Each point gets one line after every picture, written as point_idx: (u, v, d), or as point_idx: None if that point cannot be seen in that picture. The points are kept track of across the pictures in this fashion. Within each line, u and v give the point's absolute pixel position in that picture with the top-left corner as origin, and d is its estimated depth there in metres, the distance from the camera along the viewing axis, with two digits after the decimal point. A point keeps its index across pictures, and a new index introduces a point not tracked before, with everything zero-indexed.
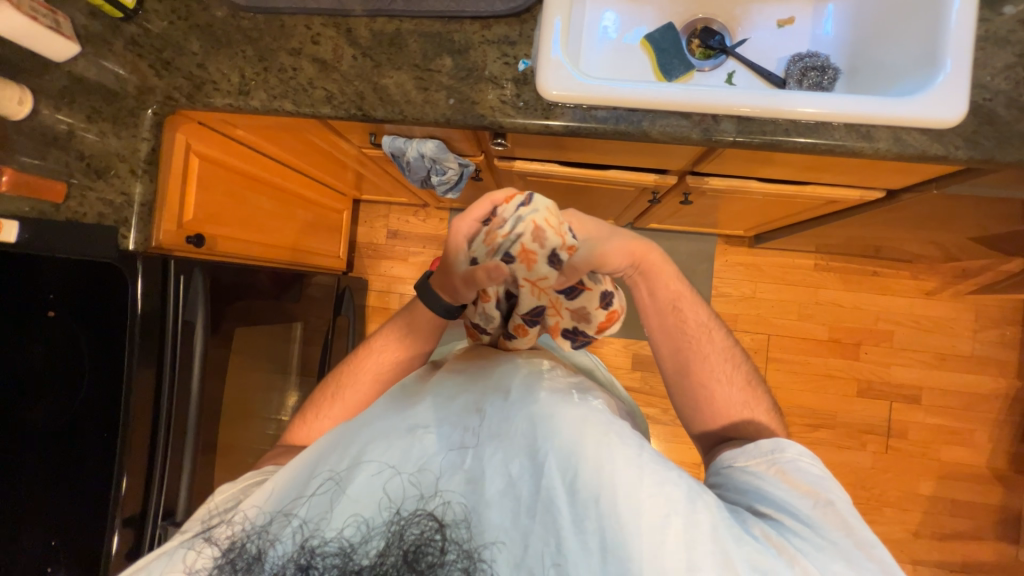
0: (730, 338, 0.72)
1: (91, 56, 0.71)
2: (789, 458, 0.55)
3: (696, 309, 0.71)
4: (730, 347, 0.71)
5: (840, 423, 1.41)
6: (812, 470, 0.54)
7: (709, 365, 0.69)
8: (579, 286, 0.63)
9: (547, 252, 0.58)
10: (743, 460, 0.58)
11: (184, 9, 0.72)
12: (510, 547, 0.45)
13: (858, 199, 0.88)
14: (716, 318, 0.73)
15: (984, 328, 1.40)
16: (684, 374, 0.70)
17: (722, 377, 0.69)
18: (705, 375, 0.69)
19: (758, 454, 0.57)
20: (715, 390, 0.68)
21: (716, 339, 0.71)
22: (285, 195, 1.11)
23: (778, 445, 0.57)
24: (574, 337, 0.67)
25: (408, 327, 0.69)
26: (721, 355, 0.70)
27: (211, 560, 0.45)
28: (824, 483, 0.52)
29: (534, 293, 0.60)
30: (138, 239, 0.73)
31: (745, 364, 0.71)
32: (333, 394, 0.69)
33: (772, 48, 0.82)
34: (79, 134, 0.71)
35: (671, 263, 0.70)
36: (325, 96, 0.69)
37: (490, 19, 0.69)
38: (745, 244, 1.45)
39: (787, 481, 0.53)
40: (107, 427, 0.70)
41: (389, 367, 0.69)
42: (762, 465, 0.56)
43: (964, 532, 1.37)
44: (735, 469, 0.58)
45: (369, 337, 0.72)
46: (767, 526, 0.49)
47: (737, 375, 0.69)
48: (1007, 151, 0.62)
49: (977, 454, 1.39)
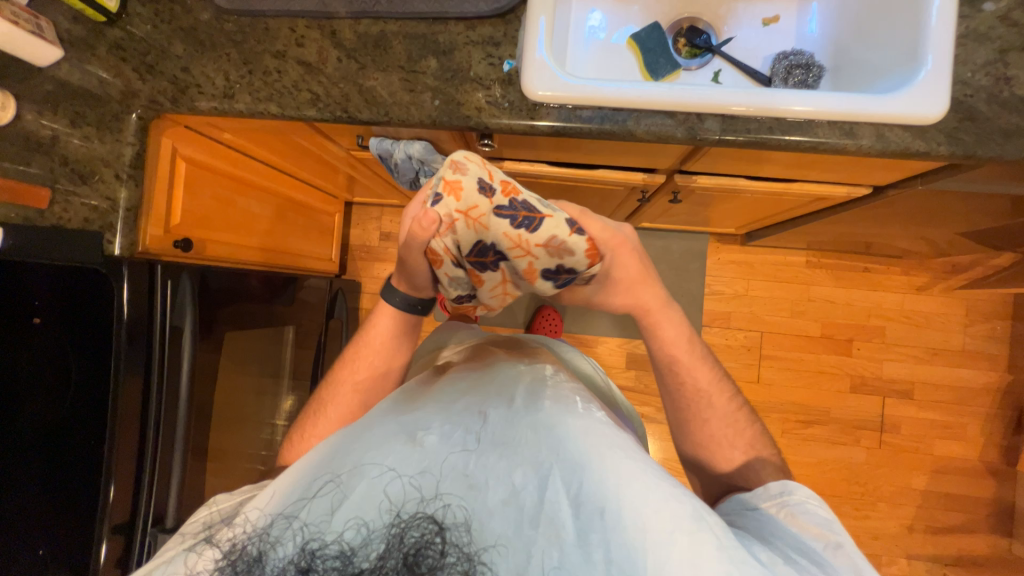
0: (736, 398, 0.70)
1: (73, 60, 0.69)
2: (797, 500, 0.55)
3: (696, 371, 0.68)
4: (736, 408, 0.69)
5: (833, 419, 1.42)
6: (821, 513, 0.53)
7: (707, 428, 0.68)
8: (538, 214, 0.50)
9: (472, 179, 0.50)
10: (756, 503, 0.58)
11: (168, 12, 0.72)
12: (511, 556, 0.43)
13: (845, 195, 0.89)
14: (722, 376, 0.71)
15: (974, 323, 1.41)
16: (684, 434, 0.70)
17: (721, 448, 0.67)
18: (703, 437, 0.68)
19: (768, 498, 0.57)
20: (715, 453, 0.67)
21: (718, 401, 0.69)
22: (276, 199, 1.10)
23: (786, 488, 0.57)
24: (556, 277, 0.54)
25: (376, 331, 0.69)
26: (722, 418, 0.68)
27: (213, 561, 0.42)
28: (834, 526, 0.51)
29: (476, 236, 0.51)
30: (123, 244, 0.75)
31: (753, 425, 0.69)
32: (314, 420, 0.67)
33: (757, 47, 0.82)
34: (63, 140, 0.69)
35: (681, 318, 0.69)
36: (310, 98, 0.69)
37: (475, 19, 0.69)
38: (736, 242, 1.46)
39: (796, 524, 0.52)
40: (94, 434, 0.70)
41: (366, 374, 0.69)
42: (772, 508, 0.56)
43: (957, 525, 1.38)
44: (750, 513, 0.57)
45: (344, 349, 0.72)
46: (775, 557, 0.47)
47: (740, 446, 0.67)
48: (989, 147, 0.62)
49: (970, 448, 1.40)
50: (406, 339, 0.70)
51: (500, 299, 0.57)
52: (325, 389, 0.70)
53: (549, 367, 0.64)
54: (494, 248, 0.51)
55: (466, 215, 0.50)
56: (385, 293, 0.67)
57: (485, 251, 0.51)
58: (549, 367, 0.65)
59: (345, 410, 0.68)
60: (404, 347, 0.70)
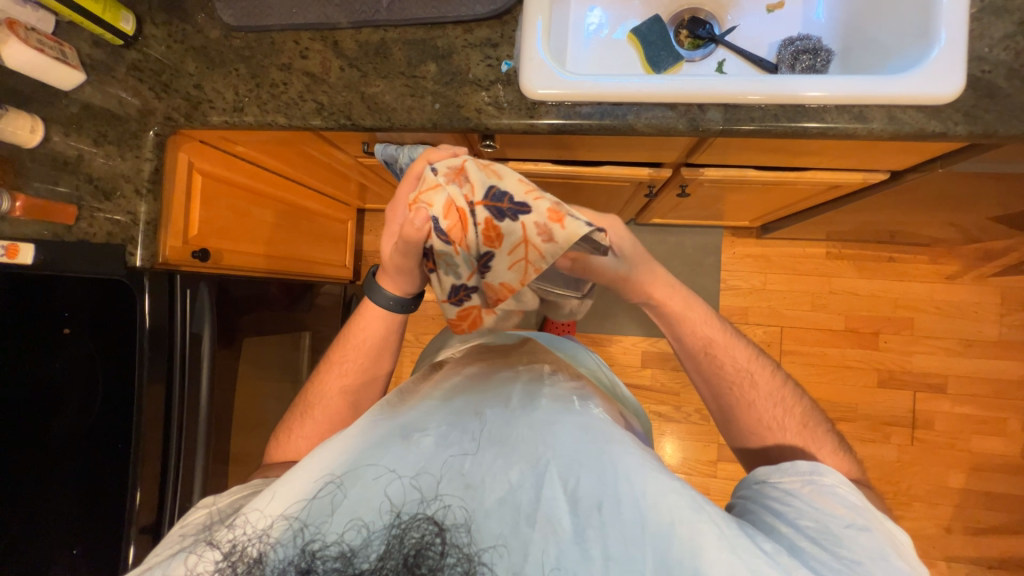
0: (778, 376, 0.66)
1: (96, 83, 0.73)
2: (827, 483, 0.51)
3: (731, 351, 0.66)
4: (780, 386, 0.65)
5: (861, 415, 1.37)
6: (850, 498, 0.49)
7: (754, 410, 0.64)
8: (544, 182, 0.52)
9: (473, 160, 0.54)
10: (777, 477, 0.54)
11: (181, 32, 0.75)
12: (512, 559, 0.42)
13: (861, 182, 0.86)
14: (759, 354, 0.67)
15: (1012, 311, 1.34)
16: (734, 420, 0.66)
17: (772, 423, 0.63)
18: (752, 421, 0.64)
19: (793, 473, 0.53)
20: (766, 437, 0.63)
21: (760, 381, 0.65)
22: (290, 208, 1.13)
23: (816, 467, 0.53)
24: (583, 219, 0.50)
25: (362, 331, 0.70)
26: (769, 395, 0.64)
27: (213, 563, 0.42)
28: (863, 512, 0.48)
29: (487, 184, 0.51)
30: (144, 255, 0.78)
31: (801, 401, 0.65)
32: (300, 421, 0.70)
33: (762, 34, 0.80)
34: (87, 159, 0.73)
35: (703, 306, 0.67)
36: (315, 108, 0.71)
37: (472, 22, 0.70)
38: (752, 236, 1.42)
39: (821, 502, 0.49)
40: (121, 438, 0.73)
41: (353, 375, 0.71)
42: (796, 484, 0.52)
43: (1000, 526, 1.31)
44: (767, 486, 0.54)
45: (326, 352, 0.73)
46: (778, 546, 0.45)
47: (790, 417, 0.63)
48: (1010, 125, 0.60)
49: (1011, 444, 1.33)
50: (391, 343, 0.71)
51: (521, 267, 0.52)
52: (311, 387, 0.72)
53: (546, 367, 0.65)
54: (505, 196, 0.51)
55: (473, 167, 0.52)
56: (372, 292, 0.67)
57: (499, 198, 0.51)
58: (546, 367, 0.65)
59: (332, 409, 0.70)
60: (384, 355, 0.71)
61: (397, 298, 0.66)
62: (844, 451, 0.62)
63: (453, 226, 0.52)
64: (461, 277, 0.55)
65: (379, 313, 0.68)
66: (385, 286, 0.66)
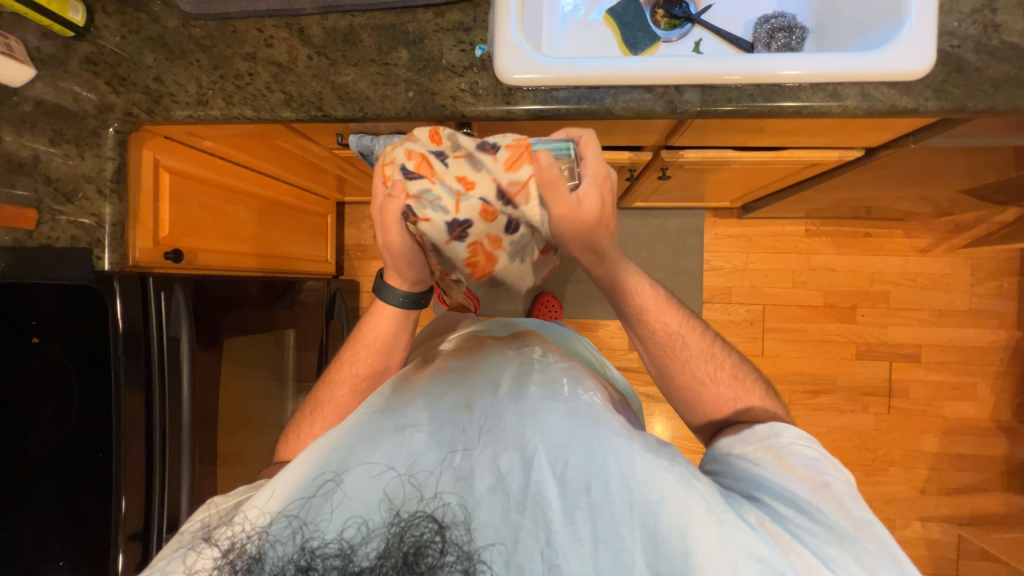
0: (706, 335, 0.67)
1: (48, 79, 0.69)
2: (785, 442, 0.53)
3: (665, 315, 0.66)
4: (709, 344, 0.66)
5: (840, 387, 1.41)
6: (809, 452, 0.52)
7: (689, 370, 0.65)
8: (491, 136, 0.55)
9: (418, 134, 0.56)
10: (741, 446, 0.55)
11: (136, 22, 0.71)
12: (509, 548, 0.43)
13: (837, 159, 0.87)
14: (690, 317, 0.68)
15: (981, 281, 1.39)
16: (671, 381, 0.67)
17: (707, 381, 0.64)
18: (688, 381, 0.65)
19: (755, 440, 0.55)
20: (702, 394, 0.65)
21: (692, 341, 0.66)
22: (264, 203, 1.10)
23: (773, 430, 0.55)
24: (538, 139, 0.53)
25: (372, 330, 0.69)
26: (701, 355, 0.65)
27: (212, 560, 0.43)
28: (821, 465, 0.51)
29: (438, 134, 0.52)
30: (114, 259, 0.74)
31: (731, 357, 0.67)
32: (310, 420, 0.68)
33: (738, 12, 0.80)
34: (44, 159, 0.70)
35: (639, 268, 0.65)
36: (284, 99, 0.68)
37: (443, 6, 0.68)
38: (733, 216, 1.44)
39: (784, 465, 0.51)
40: (101, 448, 0.71)
41: (364, 365, 0.69)
42: (759, 451, 0.54)
43: (971, 485, 1.38)
44: (734, 456, 0.55)
45: (339, 351, 0.72)
46: (761, 514, 0.47)
47: (722, 373, 0.65)
48: (978, 99, 0.60)
49: (981, 408, 1.39)
50: (404, 340, 0.70)
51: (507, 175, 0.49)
52: (325, 384, 0.71)
53: (536, 351, 0.66)
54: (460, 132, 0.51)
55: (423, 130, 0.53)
56: (383, 291, 0.67)
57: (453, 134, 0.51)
58: (537, 351, 0.66)
59: (340, 406, 0.68)
60: (399, 350, 0.71)
61: (409, 295, 0.67)
62: (771, 398, 0.65)
63: (420, 168, 0.50)
64: (447, 212, 0.50)
65: (390, 311, 0.68)
66: (394, 284, 0.66)
